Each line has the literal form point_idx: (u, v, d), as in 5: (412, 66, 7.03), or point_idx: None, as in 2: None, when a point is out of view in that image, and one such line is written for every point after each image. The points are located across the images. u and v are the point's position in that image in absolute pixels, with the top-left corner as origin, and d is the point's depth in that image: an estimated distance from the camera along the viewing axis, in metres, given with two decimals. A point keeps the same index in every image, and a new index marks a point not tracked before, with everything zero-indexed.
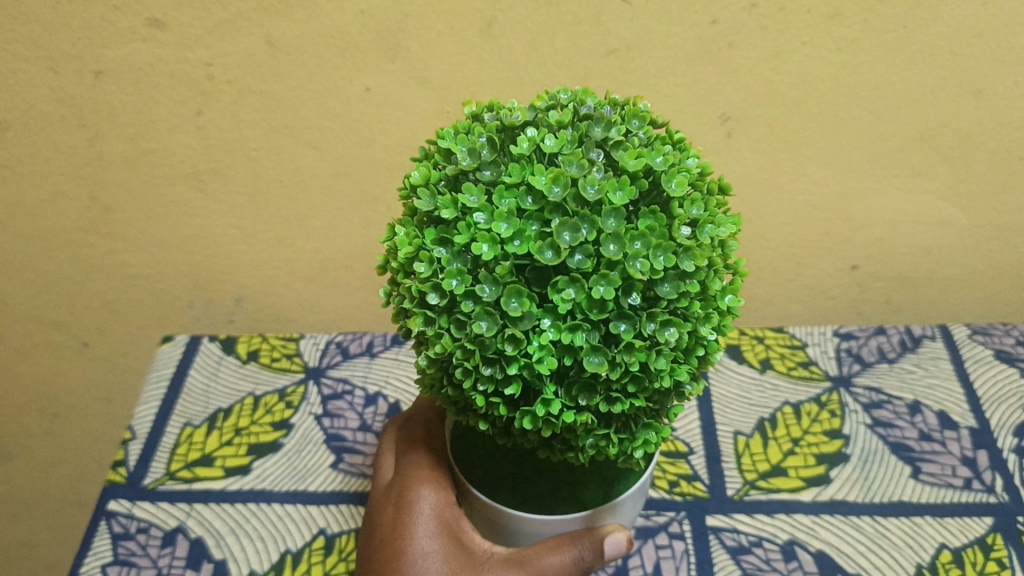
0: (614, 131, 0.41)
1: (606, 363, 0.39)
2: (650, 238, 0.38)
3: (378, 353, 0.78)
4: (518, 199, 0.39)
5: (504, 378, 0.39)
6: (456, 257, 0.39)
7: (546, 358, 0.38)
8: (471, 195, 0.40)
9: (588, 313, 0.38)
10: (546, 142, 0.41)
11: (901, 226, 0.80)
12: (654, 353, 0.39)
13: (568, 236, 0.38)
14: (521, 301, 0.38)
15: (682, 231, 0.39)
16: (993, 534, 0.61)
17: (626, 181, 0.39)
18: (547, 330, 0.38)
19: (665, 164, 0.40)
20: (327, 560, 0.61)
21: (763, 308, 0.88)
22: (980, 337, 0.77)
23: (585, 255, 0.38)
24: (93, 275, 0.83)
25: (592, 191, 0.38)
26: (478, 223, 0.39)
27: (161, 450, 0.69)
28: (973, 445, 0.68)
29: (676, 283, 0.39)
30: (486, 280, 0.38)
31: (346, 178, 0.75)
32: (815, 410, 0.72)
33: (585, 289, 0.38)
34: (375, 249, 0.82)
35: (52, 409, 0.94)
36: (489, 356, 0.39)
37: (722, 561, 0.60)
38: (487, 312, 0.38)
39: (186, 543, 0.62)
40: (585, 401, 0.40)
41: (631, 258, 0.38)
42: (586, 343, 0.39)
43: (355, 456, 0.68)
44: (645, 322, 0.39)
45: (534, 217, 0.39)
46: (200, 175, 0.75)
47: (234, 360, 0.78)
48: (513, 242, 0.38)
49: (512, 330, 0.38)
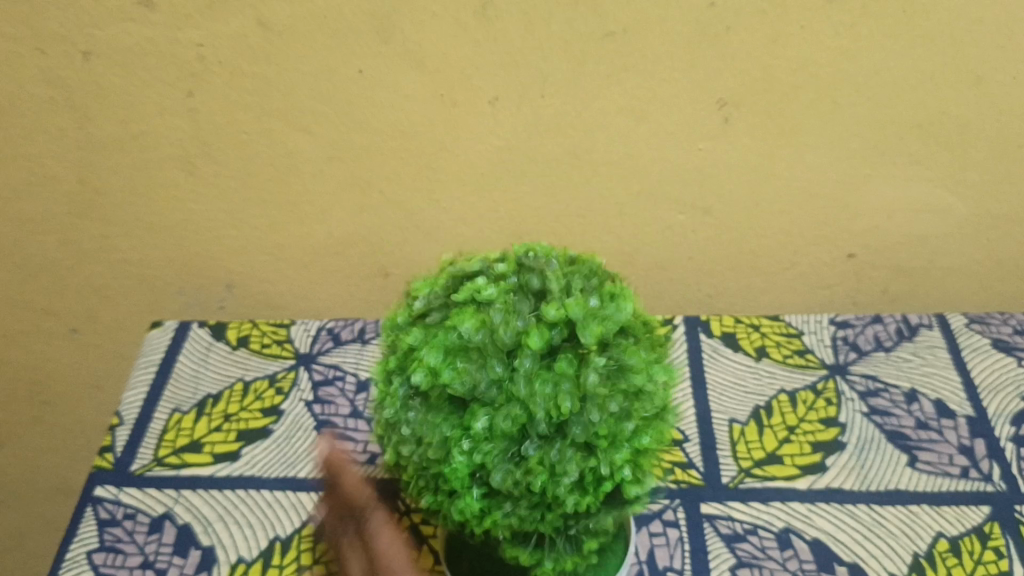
0: (552, 285, 0.41)
1: (554, 464, 0.39)
2: (599, 364, 0.39)
3: (370, 340, 0.77)
4: (479, 320, 0.40)
5: (466, 486, 0.41)
6: (423, 364, 0.41)
7: (497, 468, 0.40)
8: (446, 311, 0.41)
9: (537, 426, 0.39)
10: (483, 293, 0.41)
11: (897, 214, 0.78)
12: (560, 475, 0.40)
13: (466, 378, 0.39)
14: (440, 421, 0.40)
15: (590, 377, 0.39)
16: (991, 523, 0.61)
17: (576, 311, 0.39)
18: (464, 449, 0.40)
19: (582, 315, 0.39)
20: (317, 547, 0.60)
21: (761, 298, 0.86)
22: (978, 326, 0.76)
23: (537, 363, 0.39)
24: (81, 259, 0.81)
25: (552, 315, 0.39)
26: (444, 340, 0.40)
27: (148, 436, 0.68)
28: (969, 433, 0.67)
29: (623, 399, 0.39)
30: (447, 398, 0.41)
31: (339, 163, 0.73)
32: (811, 398, 0.71)
33: (491, 421, 0.39)
34: (364, 236, 0.79)
35: (42, 396, 0.93)
36: (450, 460, 0.41)
37: (717, 549, 0.60)
38: (448, 421, 0.40)
39: (174, 529, 0.62)
40: (510, 506, 0.41)
41: (580, 376, 0.38)
42: (535, 453, 0.39)
43: (347, 443, 0.68)
44: (550, 451, 0.39)
45: (494, 336, 0.39)
46: (191, 159, 0.73)
47: (224, 345, 0.77)
48: (468, 364, 0.40)
49: (467, 438, 0.40)
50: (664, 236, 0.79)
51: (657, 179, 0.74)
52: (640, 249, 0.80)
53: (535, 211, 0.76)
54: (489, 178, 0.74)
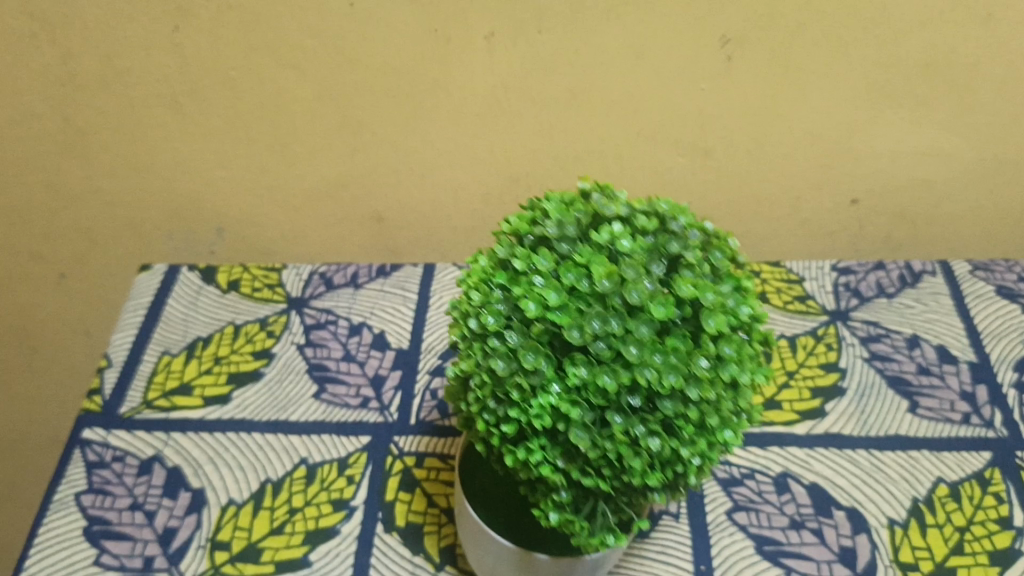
0: (688, 254, 0.42)
1: (588, 442, 0.38)
2: (670, 356, 0.38)
3: (363, 284, 0.76)
4: (578, 276, 0.39)
5: (504, 417, 0.40)
6: (506, 299, 0.41)
7: (541, 417, 0.38)
8: (544, 257, 0.41)
9: (591, 395, 0.38)
10: (620, 241, 0.41)
11: (902, 158, 0.76)
12: (633, 453, 0.38)
13: (597, 324, 0.38)
14: (536, 355, 0.39)
15: (700, 362, 0.39)
16: (991, 468, 0.60)
17: (671, 300, 0.38)
18: (551, 393, 0.38)
19: (712, 300, 0.39)
20: (309, 489, 0.60)
21: (761, 244, 0.84)
22: (982, 273, 0.75)
23: (607, 344, 0.38)
24: (68, 202, 0.79)
25: (635, 295, 0.39)
26: (535, 282, 0.40)
27: (137, 378, 0.67)
28: (972, 379, 0.66)
29: (677, 403, 0.38)
30: (518, 329, 0.40)
31: (329, 101, 0.71)
32: (811, 343, 0.70)
33: (593, 373, 0.38)
34: (356, 177, 0.77)
35: (31, 343, 0.92)
36: (499, 394, 0.40)
37: (714, 493, 0.60)
38: (507, 355, 0.39)
39: (163, 471, 0.61)
40: (563, 463, 0.40)
41: (642, 365, 0.38)
42: (578, 418, 0.38)
43: (339, 386, 0.67)
44: (635, 425, 0.38)
45: (583, 295, 0.39)
46: (177, 97, 0.71)
47: (214, 289, 0.75)
48: (556, 310, 0.39)
49: (520, 380, 0.39)
50: (663, 178, 0.77)
51: (658, 120, 0.72)
52: (639, 193, 0.78)
53: (532, 152, 0.75)
54: (484, 117, 0.72)
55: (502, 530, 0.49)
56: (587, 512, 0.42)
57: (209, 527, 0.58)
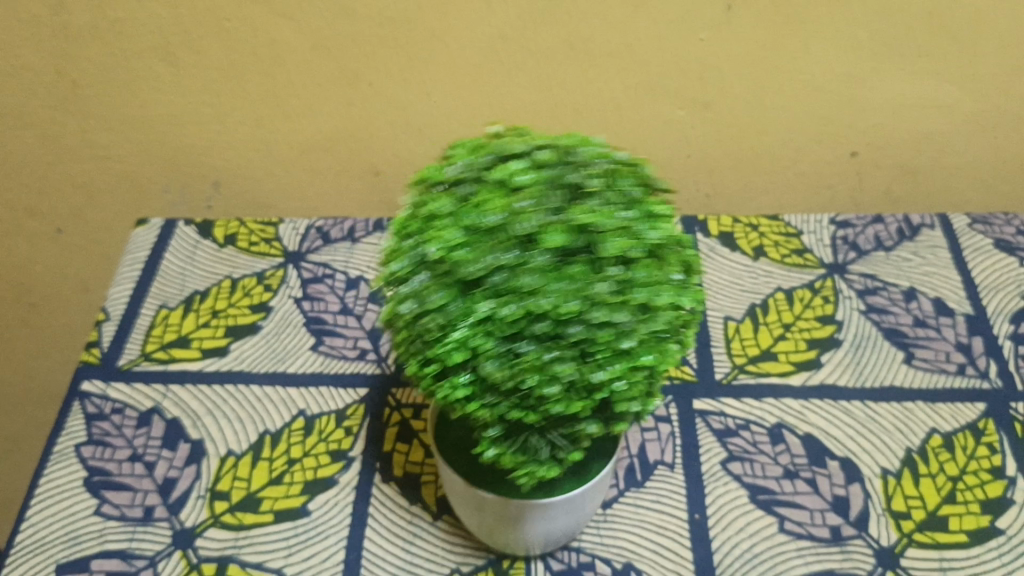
0: (592, 181, 0.39)
1: (501, 368, 0.38)
2: (569, 282, 0.37)
3: (360, 238, 0.75)
4: (477, 217, 0.38)
5: (427, 359, 0.40)
6: (415, 245, 0.40)
7: (457, 352, 0.38)
8: (443, 201, 0.39)
9: (498, 328, 0.37)
10: (518, 175, 0.39)
11: (903, 110, 0.75)
12: (546, 380, 0.39)
13: (491, 259, 0.37)
14: (446, 293, 0.38)
15: (600, 285, 0.37)
16: (986, 419, 0.61)
17: (566, 226, 0.37)
18: (461, 326, 0.38)
19: (611, 224, 0.38)
20: (308, 441, 0.60)
21: (760, 198, 0.84)
22: (980, 227, 0.75)
23: (503, 276, 0.37)
24: (64, 155, 0.78)
25: (527, 226, 0.37)
26: (441, 224, 0.39)
27: (135, 331, 0.67)
28: (968, 331, 0.66)
29: (585, 327, 0.37)
30: (424, 271, 0.39)
31: (324, 53, 0.70)
32: (808, 296, 0.70)
33: (497, 305, 0.37)
34: (353, 131, 0.77)
35: (29, 298, 0.92)
36: (417, 336, 0.40)
37: (709, 443, 0.60)
38: (415, 298, 0.39)
39: (162, 423, 0.61)
40: (490, 398, 0.40)
41: (543, 295, 0.37)
42: (489, 349, 0.38)
43: (336, 339, 0.67)
44: (545, 350, 0.38)
45: (487, 232, 0.37)
46: (171, 49, 0.70)
47: (211, 243, 0.75)
48: (460, 249, 0.38)
49: (430, 320, 0.38)
50: (662, 130, 0.77)
51: (656, 72, 0.71)
52: (638, 146, 0.78)
53: (529, 104, 0.74)
54: (481, 68, 0.71)
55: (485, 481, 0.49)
56: (519, 444, 0.43)
57: (209, 478, 0.58)
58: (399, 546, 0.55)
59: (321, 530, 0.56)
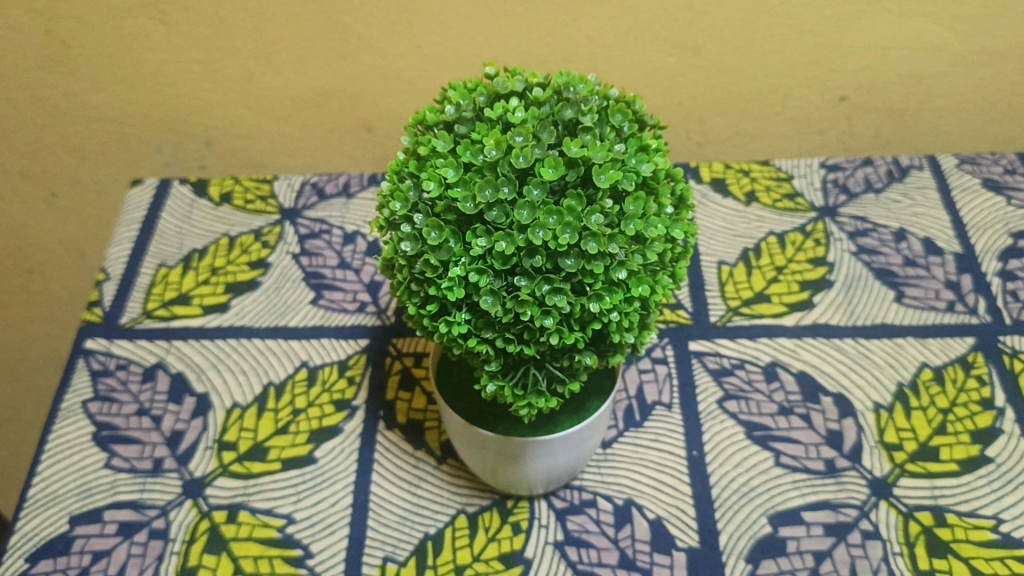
0: (585, 118, 0.43)
1: (498, 306, 0.41)
2: (565, 216, 0.40)
3: (355, 193, 0.76)
4: (474, 154, 0.41)
5: (426, 296, 0.43)
6: (413, 185, 0.43)
7: (455, 288, 0.41)
8: (442, 139, 0.43)
9: (494, 261, 0.41)
10: (514, 114, 0.43)
11: (891, 52, 0.76)
12: (542, 312, 0.41)
13: (489, 194, 0.40)
14: (440, 233, 0.41)
15: (592, 218, 0.40)
16: (974, 353, 0.62)
17: (559, 161, 0.41)
18: (457, 265, 0.41)
19: (603, 158, 0.41)
20: (312, 391, 0.61)
21: (752, 145, 0.84)
22: (969, 167, 0.75)
23: (500, 212, 0.40)
24: (56, 117, 0.78)
25: (523, 160, 0.41)
26: (437, 165, 0.42)
27: (137, 290, 0.68)
28: (957, 269, 0.68)
29: (578, 259, 0.41)
30: (422, 211, 0.42)
31: (314, 6, 0.70)
32: (799, 240, 0.71)
33: (492, 242, 0.40)
34: (344, 86, 0.77)
35: (26, 264, 0.92)
36: (416, 275, 0.42)
37: (705, 383, 0.62)
38: (412, 238, 0.42)
39: (167, 377, 0.62)
40: (486, 332, 0.42)
41: (536, 227, 0.40)
42: (486, 285, 0.41)
43: (335, 292, 0.68)
44: (540, 285, 0.40)
45: (484, 169, 0.41)
46: (160, 6, 0.70)
47: (207, 202, 0.75)
48: (456, 187, 0.41)
49: (428, 257, 0.41)
50: (654, 78, 0.77)
51: (646, 18, 0.72)
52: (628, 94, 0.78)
53: (518, 54, 0.74)
54: (471, 19, 0.71)
55: (481, 422, 0.51)
56: (519, 380, 0.45)
57: (215, 429, 0.59)
58: (406, 488, 0.57)
59: (329, 477, 0.57)
